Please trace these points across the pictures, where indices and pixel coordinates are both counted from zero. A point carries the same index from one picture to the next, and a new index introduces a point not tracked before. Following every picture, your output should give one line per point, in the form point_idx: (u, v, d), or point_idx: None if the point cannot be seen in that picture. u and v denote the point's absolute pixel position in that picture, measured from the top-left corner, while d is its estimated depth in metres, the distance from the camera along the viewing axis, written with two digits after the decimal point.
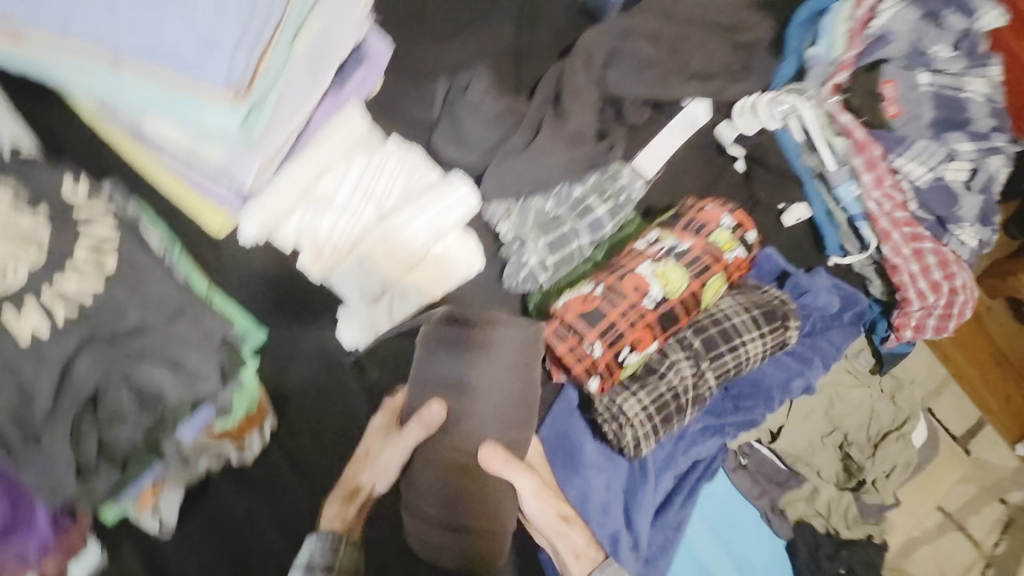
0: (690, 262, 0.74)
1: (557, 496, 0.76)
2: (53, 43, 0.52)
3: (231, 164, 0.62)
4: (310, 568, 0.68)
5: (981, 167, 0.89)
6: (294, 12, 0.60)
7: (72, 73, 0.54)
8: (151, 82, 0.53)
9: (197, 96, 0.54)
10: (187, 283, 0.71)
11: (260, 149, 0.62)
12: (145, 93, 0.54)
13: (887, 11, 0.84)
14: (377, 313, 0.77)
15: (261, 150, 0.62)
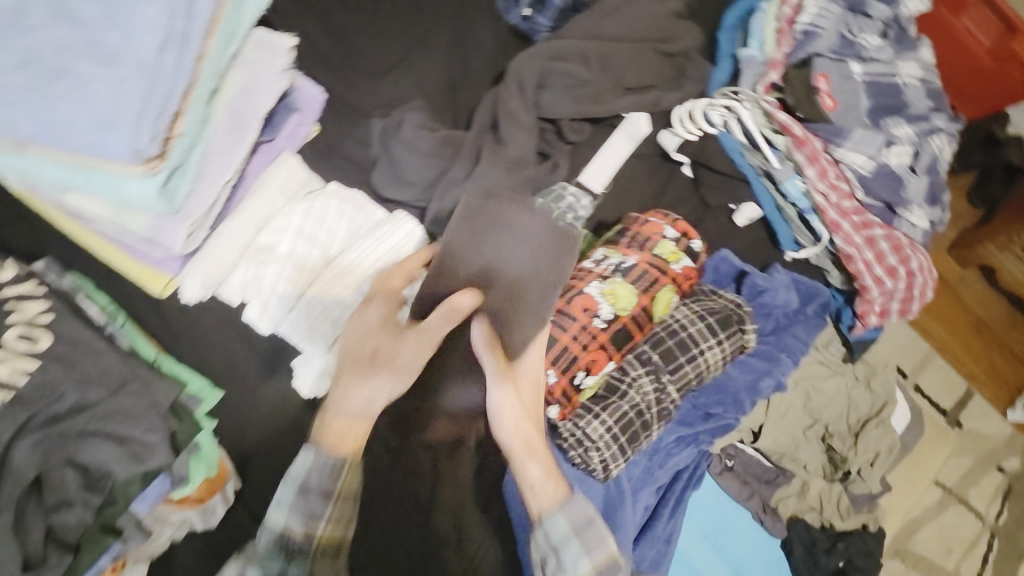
0: (637, 277, 0.74)
1: (534, 423, 0.66)
2: None
3: (160, 229, 0.60)
4: (304, 488, 0.59)
5: (924, 149, 0.90)
6: (209, 69, 0.58)
7: None
8: (61, 159, 0.52)
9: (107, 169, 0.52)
10: (133, 349, 0.71)
11: (188, 211, 0.61)
12: (56, 169, 0.52)
13: (812, 8, 0.88)
14: (331, 359, 0.74)
15: (190, 212, 0.61)
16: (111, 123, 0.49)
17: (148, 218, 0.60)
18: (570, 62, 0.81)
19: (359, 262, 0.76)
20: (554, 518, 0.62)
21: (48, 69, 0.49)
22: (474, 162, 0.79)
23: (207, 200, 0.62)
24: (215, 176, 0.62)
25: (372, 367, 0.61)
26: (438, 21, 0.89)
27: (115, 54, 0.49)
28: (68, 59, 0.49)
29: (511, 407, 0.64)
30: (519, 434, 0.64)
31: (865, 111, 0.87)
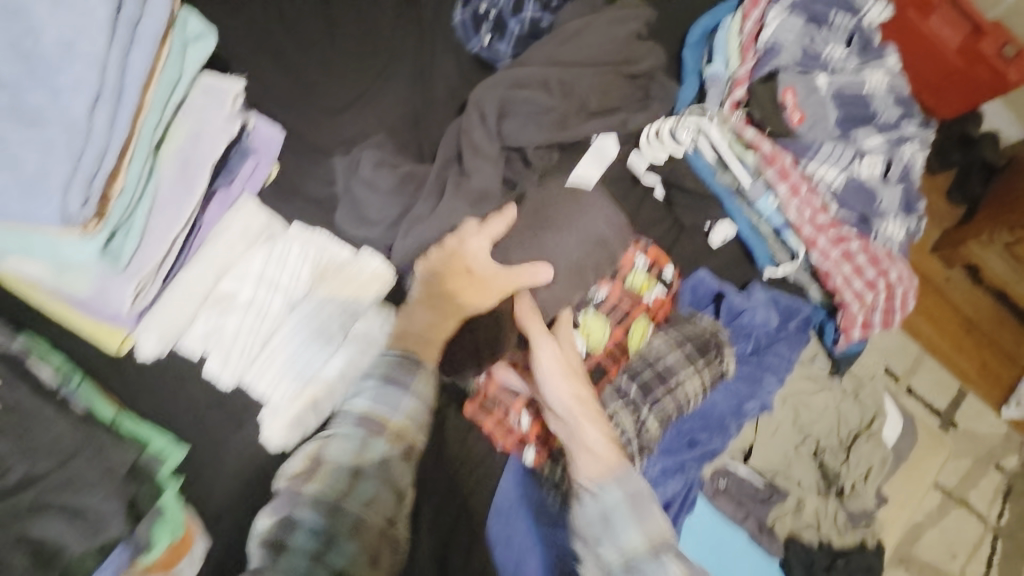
0: (610, 309, 0.76)
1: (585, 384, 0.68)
2: None
3: (107, 287, 0.59)
4: (388, 378, 0.62)
5: (895, 158, 0.89)
6: (148, 121, 0.56)
7: None
8: None
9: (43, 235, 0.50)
10: (90, 412, 0.67)
11: (135, 268, 0.59)
12: None
13: (774, 22, 0.87)
14: (301, 408, 0.71)
15: (138, 269, 0.59)
16: (37, 188, 0.47)
17: (92, 278, 0.58)
18: (531, 90, 0.78)
19: (327, 304, 0.74)
20: (609, 487, 0.62)
21: None
22: (439, 197, 0.77)
23: (155, 257, 0.60)
24: (166, 229, 0.60)
25: (469, 292, 0.65)
26: (399, 54, 0.88)
27: (46, 117, 0.48)
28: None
29: (560, 365, 0.67)
30: (568, 390, 0.66)
31: (834, 123, 0.86)
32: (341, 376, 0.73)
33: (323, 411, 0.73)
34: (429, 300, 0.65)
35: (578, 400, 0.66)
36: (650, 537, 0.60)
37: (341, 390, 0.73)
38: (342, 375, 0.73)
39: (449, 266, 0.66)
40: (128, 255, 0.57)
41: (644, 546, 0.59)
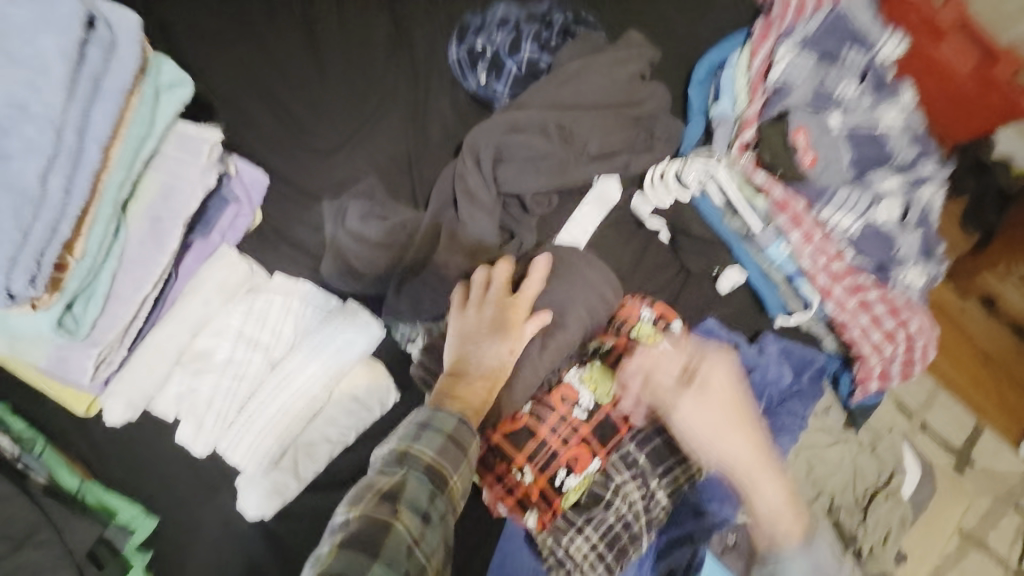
0: (614, 362, 0.68)
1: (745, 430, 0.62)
2: None
3: (66, 358, 0.55)
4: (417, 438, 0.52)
5: (913, 202, 0.84)
6: (111, 182, 0.51)
7: None
8: None
9: None
10: (52, 482, 0.64)
11: (97, 337, 0.55)
12: None
13: (783, 61, 0.83)
14: (279, 476, 0.66)
15: (99, 338, 0.55)
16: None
17: (50, 350, 0.54)
18: (528, 134, 0.75)
19: (308, 363, 0.68)
20: (792, 564, 0.58)
21: None
22: (431, 249, 0.72)
23: (120, 322, 0.56)
24: (131, 295, 0.56)
25: (511, 334, 0.62)
26: (394, 89, 0.83)
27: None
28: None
29: (712, 406, 0.62)
30: (731, 440, 0.61)
31: (848, 165, 0.82)
32: (325, 440, 0.69)
33: (303, 478, 0.68)
34: (470, 360, 0.60)
35: (739, 447, 0.61)
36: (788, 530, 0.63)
37: (325, 454, 0.68)
38: (326, 439, 0.69)
39: (493, 322, 0.62)
40: (86, 327, 0.53)
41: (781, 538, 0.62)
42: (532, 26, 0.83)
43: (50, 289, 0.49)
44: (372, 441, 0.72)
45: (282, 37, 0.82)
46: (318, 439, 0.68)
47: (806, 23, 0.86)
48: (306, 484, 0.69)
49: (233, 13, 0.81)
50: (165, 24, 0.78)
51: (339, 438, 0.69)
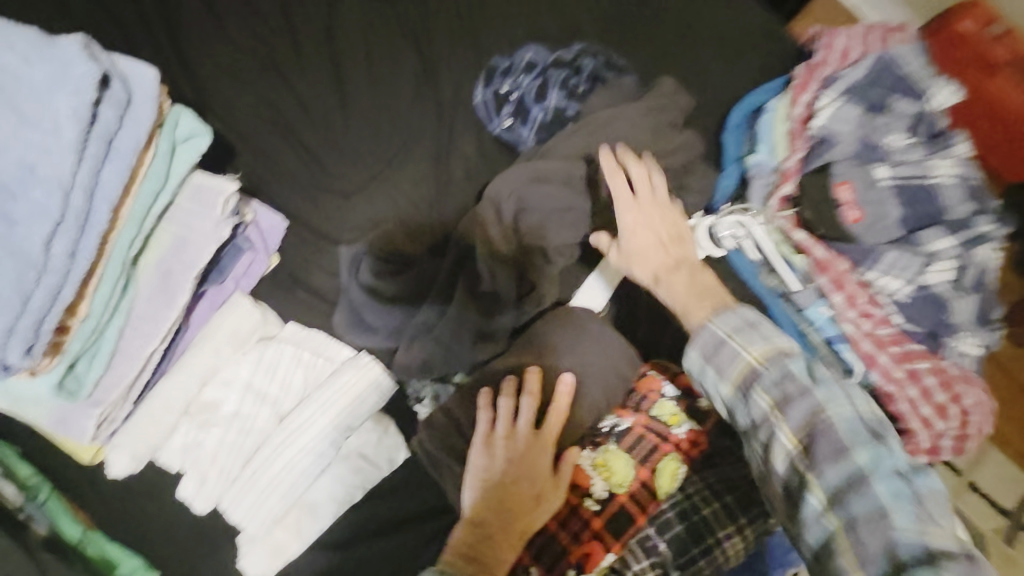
0: (633, 444, 0.63)
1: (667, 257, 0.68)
2: None
3: (67, 417, 0.54)
4: None
5: (968, 262, 0.78)
6: (120, 242, 0.51)
7: None
8: None
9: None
10: (55, 532, 0.62)
11: (99, 398, 0.55)
12: None
13: (825, 109, 0.79)
14: (282, 535, 0.64)
15: (102, 398, 0.55)
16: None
17: (52, 408, 0.54)
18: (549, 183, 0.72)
19: (318, 419, 0.66)
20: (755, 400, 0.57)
21: None
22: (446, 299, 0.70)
23: (124, 380, 0.55)
24: (136, 352, 0.55)
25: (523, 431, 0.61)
26: (418, 129, 0.81)
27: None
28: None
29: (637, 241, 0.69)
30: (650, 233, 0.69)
31: (896, 222, 0.77)
32: (332, 501, 0.66)
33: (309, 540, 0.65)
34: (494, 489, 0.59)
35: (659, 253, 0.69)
36: (736, 383, 0.58)
37: (329, 514, 0.66)
38: (332, 500, 0.66)
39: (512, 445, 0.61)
40: (88, 387, 0.53)
41: (734, 395, 0.59)
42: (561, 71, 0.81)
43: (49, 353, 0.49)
44: (378, 500, 0.69)
45: (307, 77, 0.81)
46: (322, 500, 0.66)
47: (851, 69, 0.82)
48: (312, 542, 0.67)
49: (260, 53, 0.80)
50: (192, 64, 0.78)
51: (348, 499, 0.67)
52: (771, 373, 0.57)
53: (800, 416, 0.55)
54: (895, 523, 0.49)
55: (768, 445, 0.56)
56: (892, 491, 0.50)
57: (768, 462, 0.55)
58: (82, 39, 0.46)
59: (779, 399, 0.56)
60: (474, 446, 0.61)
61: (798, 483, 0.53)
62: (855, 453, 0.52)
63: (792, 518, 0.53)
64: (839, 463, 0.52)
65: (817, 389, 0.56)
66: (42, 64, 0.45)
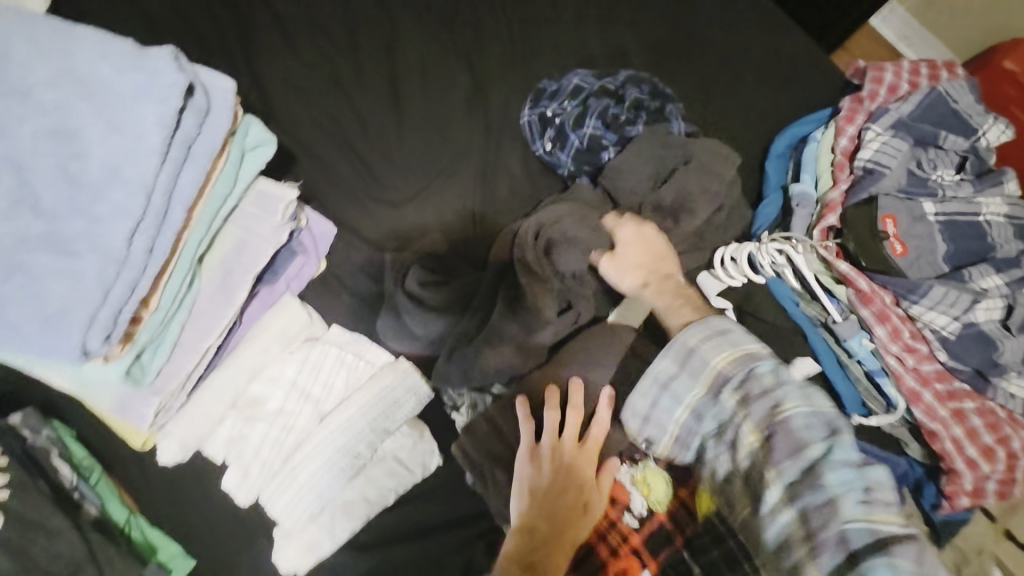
0: (674, 463, 0.63)
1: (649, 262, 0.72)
2: None
3: (127, 405, 0.57)
4: None
5: (1018, 302, 0.76)
6: (192, 238, 0.54)
7: None
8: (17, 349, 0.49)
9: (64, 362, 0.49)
10: (102, 514, 0.65)
11: (158, 388, 0.57)
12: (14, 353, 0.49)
13: (873, 142, 0.79)
14: (316, 532, 0.66)
15: (160, 389, 0.57)
16: (62, 322, 0.47)
17: (115, 395, 0.56)
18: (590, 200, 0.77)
19: (358, 421, 0.68)
20: (727, 397, 0.59)
21: (8, 265, 0.46)
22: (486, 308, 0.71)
23: (182, 372, 0.58)
24: (193, 346, 0.58)
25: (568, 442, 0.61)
26: (467, 147, 0.84)
27: (78, 245, 0.47)
28: (24, 250, 0.47)
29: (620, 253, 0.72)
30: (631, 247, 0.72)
31: (942, 256, 0.77)
32: (366, 502, 0.67)
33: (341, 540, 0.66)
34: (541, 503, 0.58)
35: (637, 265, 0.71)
36: (706, 386, 0.61)
37: (363, 514, 0.67)
38: (366, 502, 0.67)
39: (557, 454, 0.61)
40: (150, 376, 0.55)
41: (704, 398, 0.61)
42: (604, 102, 0.83)
43: (121, 345, 0.51)
44: (408, 503, 0.71)
45: (365, 93, 0.85)
46: (357, 501, 0.67)
47: (899, 104, 0.82)
48: (344, 542, 0.68)
49: (323, 69, 0.85)
50: (260, 78, 0.83)
51: (381, 501, 0.68)
52: (738, 375, 0.60)
53: (762, 414, 0.57)
54: (843, 512, 0.52)
55: (733, 443, 0.58)
56: (848, 482, 0.53)
57: (733, 460, 0.58)
58: (173, 52, 0.50)
59: (738, 397, 0.59)
60: (519, 456, 0.61)
61: (754, 479, 0.56)
62: (813, 447, 0.55)
63: (757, 510, 0.56)
64: (797, 458, 0.55)
65: (779, 388, 0.58)
66: (133, 70, 0.49)
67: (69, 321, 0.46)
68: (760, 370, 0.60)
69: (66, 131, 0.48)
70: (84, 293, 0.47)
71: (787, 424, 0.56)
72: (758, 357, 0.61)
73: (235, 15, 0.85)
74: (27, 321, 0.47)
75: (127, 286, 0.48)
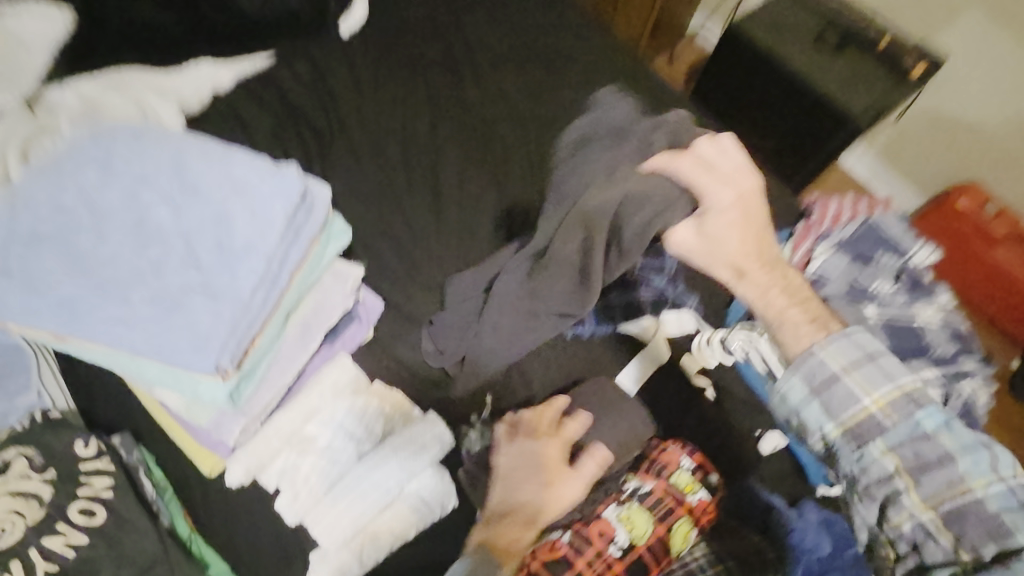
0: (654, 503, 0.72)
1: (737, 246, 0.76)
2: (83, 343, 0.64)
3: (219, 424, 0.72)
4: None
5: (955, 392, 0.91)
6: (291, 297, 0.73)
7: (100, 356, 0.65)
8: (157, 365, 0.64)
9: (191, 376, 0.64)
10: (172, 527, 0.79)
11: (246, 410, 0.73)
12: (153, 371, 0.65)
13: (820, 256, 0.98)
14: (347, 556, 0.76)
15: (248, 411, 0.73)
16: (200, 346, 0.63)
17: (213, 414, 0.71)
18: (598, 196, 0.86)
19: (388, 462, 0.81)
20: (875, 447, 0.71)
21: (170, 303, 0.64)
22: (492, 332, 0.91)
23: (264, 402, 0.74)
24: (276, 381, 0.74)
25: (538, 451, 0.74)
26: (491, 245, 1.05)
27: (222, 291, 0.65)
28: (185, 294, 0.64)
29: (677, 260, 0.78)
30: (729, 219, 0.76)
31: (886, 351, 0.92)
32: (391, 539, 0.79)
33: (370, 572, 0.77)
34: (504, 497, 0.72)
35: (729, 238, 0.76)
36: (849, 425, 0.72)
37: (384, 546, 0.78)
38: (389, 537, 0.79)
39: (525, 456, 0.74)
40: (244, 399, 0.70)
41: (842, 435, 0.72)
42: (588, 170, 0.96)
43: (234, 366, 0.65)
44: (425, 538, 0.82)
45: (413, 201, 1.08)
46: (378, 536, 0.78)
47: (841, 228, 1.02)
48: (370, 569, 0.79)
49: (382, 181, 1.09)
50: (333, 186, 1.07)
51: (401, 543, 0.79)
52: (898, 428, 0.71)
53: (935, 484, 0.68)
54: None
55: (899, 500, 0.69)
56: (1007, 507, 0.65)
57: (901, 518, 0.69)
58: (298, 167, 0.72)
59: (891, 444, 0.71)
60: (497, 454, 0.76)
61: (925, 529, 0.68)
62: (976, 488, 0.66)
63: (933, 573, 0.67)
64: (987, 533, 0.65)
65: (952, 456, 0.68)
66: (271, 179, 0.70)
67: (208, 344, 0.62)
68: (921, 411, 0.71)
69: (223, 214, 0.68)
70: (220, 325, 0.63)
71: (940, 456, 0.68)
72: (917, 397, 0.71)
73: (319, 138, 1.11)
74: (177, 342, 0.63)
75: (250, 324, 0.65)
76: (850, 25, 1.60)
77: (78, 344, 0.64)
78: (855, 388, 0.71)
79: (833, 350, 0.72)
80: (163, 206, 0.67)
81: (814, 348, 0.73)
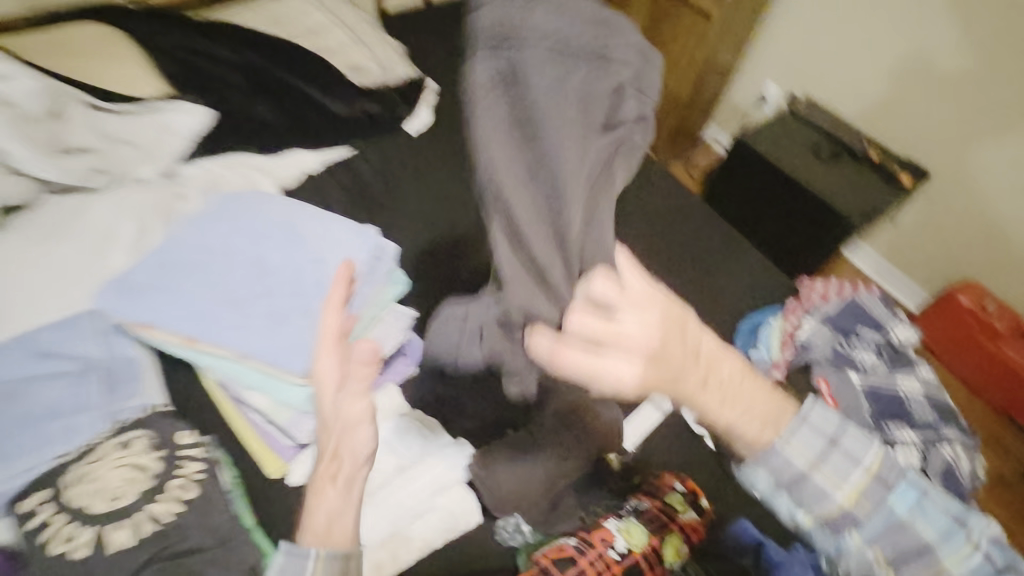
0: (650, 519, 0.83)
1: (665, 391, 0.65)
2: (207, 349, 0.85)
3: (294, 423, 0.91)
4: None
5: (933, 454, 0.99)
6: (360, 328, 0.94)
7: (216, 362, 0.86)
8: (261, 368, 0.85)
9: (286, 378, 0.85)
10: (239, 518, 0.84)
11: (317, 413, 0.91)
12: (257, 375, 0.85)
13: (806, 329, 1.12)
14: (384, 555, 0.88)
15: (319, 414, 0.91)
16: (299, 354, 0.84)
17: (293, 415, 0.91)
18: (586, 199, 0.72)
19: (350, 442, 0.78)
20: (852, 533, 0.76)
21: (279, 321, 0.86)
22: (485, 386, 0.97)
23: None
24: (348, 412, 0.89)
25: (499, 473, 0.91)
26: None
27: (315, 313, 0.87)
28: (288, 314, 0.86)
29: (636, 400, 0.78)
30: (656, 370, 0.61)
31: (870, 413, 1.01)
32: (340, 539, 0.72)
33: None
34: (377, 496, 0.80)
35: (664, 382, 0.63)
36: (820, 517, 0.77)
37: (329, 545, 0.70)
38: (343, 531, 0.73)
39: None
40: None
41: (814, 523, 0.78)
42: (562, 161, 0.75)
43: None
44: (449, 550, 0.93)
45: (457, 266, 1.29)
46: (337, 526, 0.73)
47: (825, 305, 1.17)
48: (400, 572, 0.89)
49: (432, 249, 1.31)
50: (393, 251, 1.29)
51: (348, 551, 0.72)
52: (870, 520, 0.75)
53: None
54: None
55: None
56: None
57: None
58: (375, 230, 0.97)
59: (867, 536, 0.75)
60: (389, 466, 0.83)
61: None
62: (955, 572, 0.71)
63: None
64: None
65: (929, 541, 0.73)
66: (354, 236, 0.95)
67: (305, 351, 0.84)
68: (892, 494, 0.75)
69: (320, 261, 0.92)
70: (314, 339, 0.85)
71: (917, 544, 0.73)
72: (885, 477, 0.75)
73: (383, 213, 1.36)
74: (281, 349, 0.84)
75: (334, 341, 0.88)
76: (844, 139, 1.84)
77: (204, 349, 0.85)
78: (821, 484, 0.74)
79: (795, 444, 0.75)
80: (275, 252, 0.91)
81: (778, 445, 0.75)
